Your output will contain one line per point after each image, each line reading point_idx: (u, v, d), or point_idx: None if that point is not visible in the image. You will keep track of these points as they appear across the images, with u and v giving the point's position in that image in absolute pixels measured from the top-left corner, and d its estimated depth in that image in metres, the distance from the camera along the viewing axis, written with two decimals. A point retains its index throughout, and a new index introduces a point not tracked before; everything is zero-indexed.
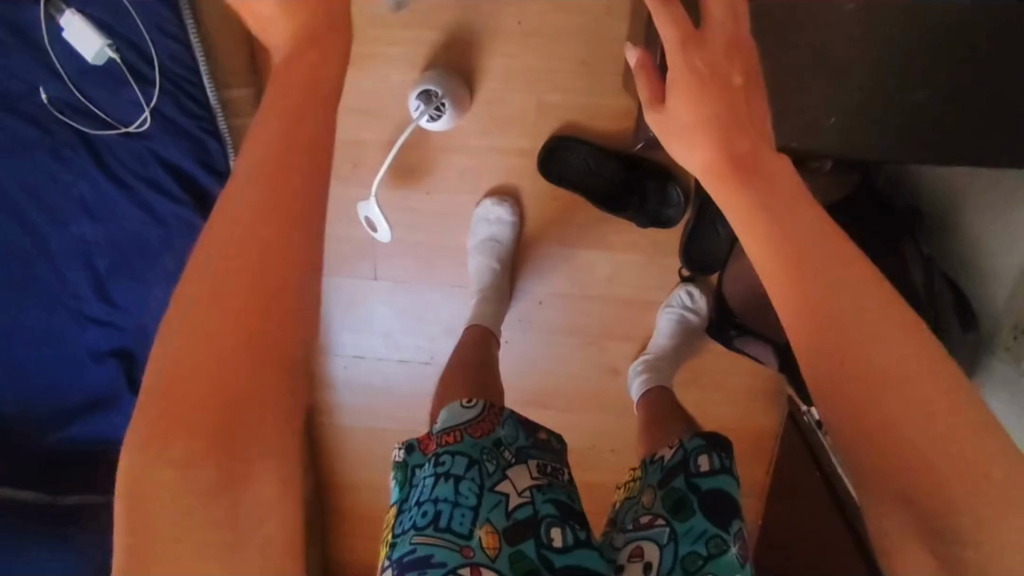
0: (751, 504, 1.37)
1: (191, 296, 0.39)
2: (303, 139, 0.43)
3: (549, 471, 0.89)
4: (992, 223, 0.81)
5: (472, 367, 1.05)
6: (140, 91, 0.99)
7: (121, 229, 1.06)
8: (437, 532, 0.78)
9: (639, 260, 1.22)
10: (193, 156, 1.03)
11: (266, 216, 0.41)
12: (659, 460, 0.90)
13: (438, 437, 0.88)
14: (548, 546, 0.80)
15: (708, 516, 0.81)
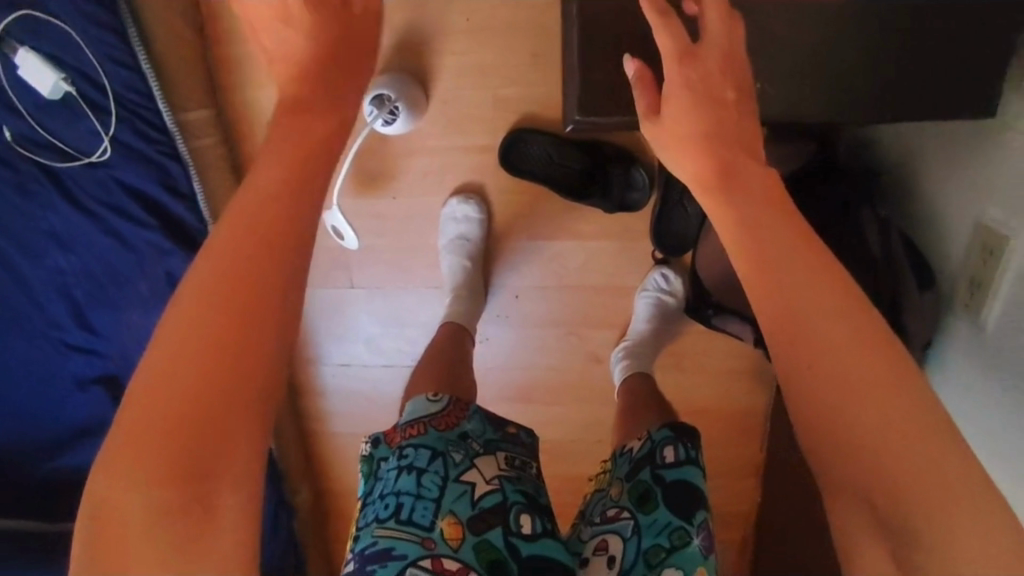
0: (746, 483, 1.37)
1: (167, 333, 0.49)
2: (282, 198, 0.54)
3: (517, 463, 0.92)
4: (946, 184, 0.81)
5: (448, 365, 1.06)
6: (98, 121, 0.99)
7: (94, 257, 1.08)
8: (399, 525, 0.82)
9: (611, 247, 1.22)
10: (156, 180, 1.04)
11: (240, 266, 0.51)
12: (629, 450, 0.92)
13: (404, 429, 0.91)
14: (515, 533, 0.84)
15: (672, 508, 0.83)
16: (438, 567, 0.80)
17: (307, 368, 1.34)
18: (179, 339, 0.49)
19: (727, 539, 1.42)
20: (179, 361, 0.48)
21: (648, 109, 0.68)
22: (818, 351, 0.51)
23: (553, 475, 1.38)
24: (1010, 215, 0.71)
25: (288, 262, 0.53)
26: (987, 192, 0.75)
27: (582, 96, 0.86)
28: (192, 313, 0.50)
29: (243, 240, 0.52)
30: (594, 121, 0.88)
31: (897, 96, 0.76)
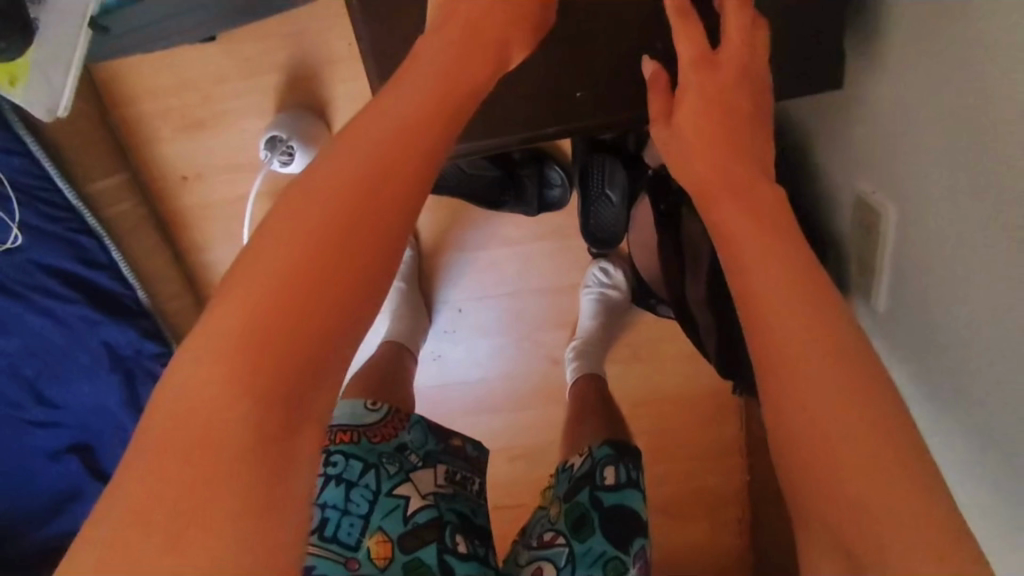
0: (733, 464, 1.29)
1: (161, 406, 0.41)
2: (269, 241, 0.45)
3: (456, 480, 0.92)
4: (831, 156, 0.78)
5: (378, 389, 1.02)
6: (2, 210, 0.99)
7: (36, 337, 1.07)
8: (322, 542, 0.82)
9: (544, 248, 1.20)
10: (72, 257, 1.05)
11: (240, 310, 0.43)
12: (570, 468, 0.95)
13: (335, 432, 0.90)
14: (451, 550, 0.84)
15: (607, 535, 0.86)
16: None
17: None
18: (223, 369, 0.41)
19: (725, 520, 1.29)
20: (188, 400, 0.40)
21: (661, 112, 0.65)
22: (775, 354, 0.46)
23: (536, 483, 1.33)
24: (878, 186, 0.70)
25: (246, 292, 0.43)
26: (857, 161, 0.73)
27: (485, 119, 0.80)
28: (240, 335, 0.41)
29: (300, 240, 0.44)
30: (469, 146, 0.83)
31: (819, 62, 0.69)
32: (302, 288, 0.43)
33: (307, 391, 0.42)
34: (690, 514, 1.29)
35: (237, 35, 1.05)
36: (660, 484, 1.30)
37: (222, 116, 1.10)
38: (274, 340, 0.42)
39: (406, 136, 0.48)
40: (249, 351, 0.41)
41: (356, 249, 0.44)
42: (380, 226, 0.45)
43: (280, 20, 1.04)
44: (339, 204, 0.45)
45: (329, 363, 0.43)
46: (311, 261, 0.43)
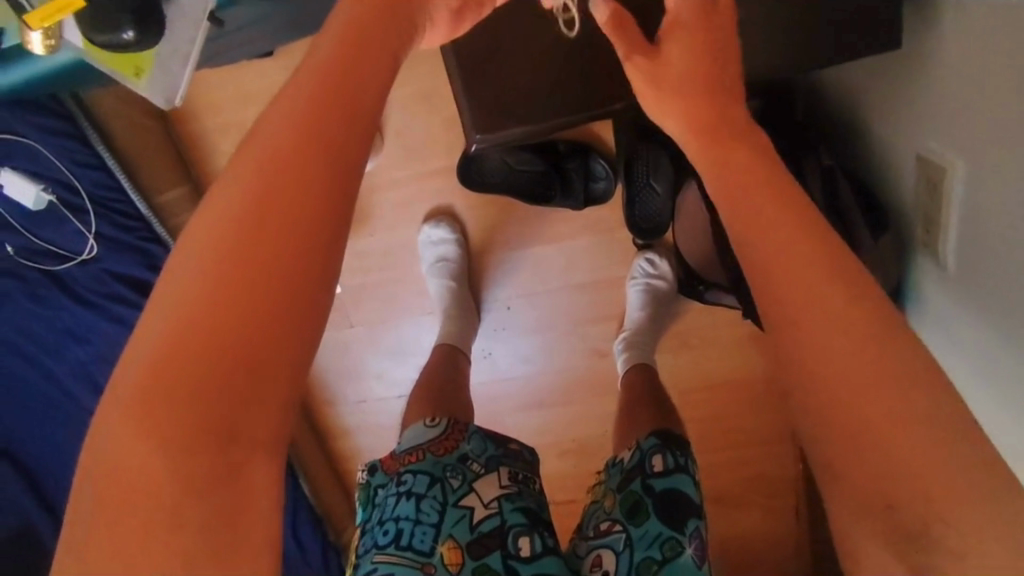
0: (777, 448, 1.33)
1: (169, 379, 0.38)
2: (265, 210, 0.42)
3: (520, 479, 0.94)
4: (886, 122, 0.80)
5: (436, 401, 1.04)
6: (80, 221, 1.07)
7: (110, 344, 1.12)
8: (398, 550, 0.84)
9: (593, 242, 1.23)
10: (142, 264, 1.11)
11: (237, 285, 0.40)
12: (619, 462, 0.95)
13: (403, 457, 0.94)
14: (515, 556, 0.87)
15: (663, 520, 0.86)
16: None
17: (329, 409, 1.37)
18: (135, 394, 0.38)
19: (778, 510, 1.35)
20: (115, 425, 0.38)
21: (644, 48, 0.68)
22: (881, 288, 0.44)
23: (589, 474, 1.35)
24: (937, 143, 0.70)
25: (265, 262, 0.41)
26: (921, 121, 0.73)
27: (548, 96, 0.82)
28: (155, 350, 0.39)
29: (216, 241, 0.41)
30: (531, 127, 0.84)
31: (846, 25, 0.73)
32: (215, 289, 0.40)
33: (252, 387, 0.40)
34: (744, 500, 1.34)
35: (292, 48, 1.11)
36: (715, 471, 1.34)
37: None
38: (191, 347, 0.39)
39: (345, 105, 0.46)
40: (166, 364, 0.39)
41: (279, 241, 0.41)
42: (307, 206, 0.42)
43: None
44: (248, 193, 0.42)
45: (271, 358, 0.40)
46: (231, 261, 0.41)
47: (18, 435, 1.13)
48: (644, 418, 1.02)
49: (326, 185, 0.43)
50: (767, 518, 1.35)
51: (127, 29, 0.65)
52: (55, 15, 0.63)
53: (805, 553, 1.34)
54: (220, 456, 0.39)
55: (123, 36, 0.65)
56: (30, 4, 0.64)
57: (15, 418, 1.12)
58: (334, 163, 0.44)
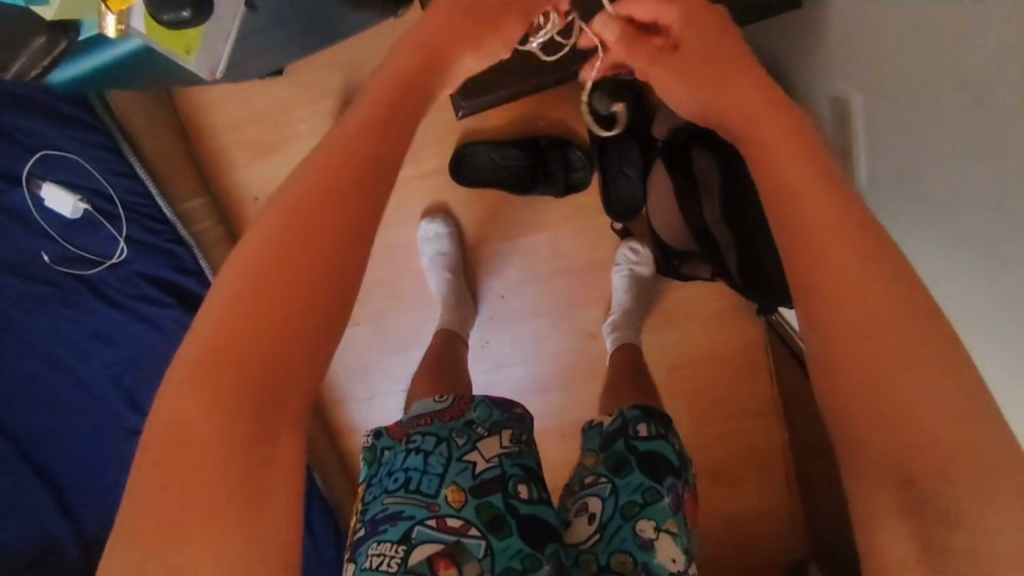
0: (766, 422, 1.38)
1: (215, 365, 0.47)
2: (296, 232, 0.50)
3: (521, 441, 0.89)
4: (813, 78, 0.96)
5: (439, 372, 1.13)
6: (113, 227, 1.20)
7: (136, 344, 1.22)
8: (408, 493, 0.80)
9: (575, 230, 1.35)
10: (169, 265, 1.23)
11: (267, 295, 0.49)
12: (598, 425, 0.92)
13: (410, 422, 0.89)
14: (515, 496, 0.82)
15: (645, 471, 0.85)
16: (443, 526, 0.78)
17: (338, 407, 1.45)
18: (187, 376, 0.47)
19: (771, 483, 1.39)
20: (172, 404, 0.47)
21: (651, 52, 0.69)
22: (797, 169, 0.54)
23: None
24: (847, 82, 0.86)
25: (293, 277, 0.49)
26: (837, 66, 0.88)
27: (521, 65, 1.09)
28: (202, 344, 0.48)
29: (256, 255, 0.50)
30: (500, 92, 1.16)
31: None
32: (251, 299, 0.49)
33: (277, 373, 0.48)
34: (738, 475, 1.39)
35: (299, 69, 1.25)
36: (710, 447, 1.40)
37: (290, 141, 1.28)
38: (237, 336, 0.48)
39: (369, 141, 0.55)
40: (218, 348, 0.48)
41: (303, 257, 0.50)
42: (331, 226, 0.51)
43: (334, 55, 1.24)
44: (285, 216, 0.51)
45: (296, 347, 0.49)
46: (265, 274, 0.49)
47: (51, 437, 1.21)
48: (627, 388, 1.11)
49: (343, 211, 0.51)
50: (761, 492, 1.39)
51: (187, 7, 0.63)
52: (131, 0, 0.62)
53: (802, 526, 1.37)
54: (252, 422, 0.47)
55: (182, 15, 0.63)
56: None
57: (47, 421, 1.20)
58: (354, 191, 0.52)
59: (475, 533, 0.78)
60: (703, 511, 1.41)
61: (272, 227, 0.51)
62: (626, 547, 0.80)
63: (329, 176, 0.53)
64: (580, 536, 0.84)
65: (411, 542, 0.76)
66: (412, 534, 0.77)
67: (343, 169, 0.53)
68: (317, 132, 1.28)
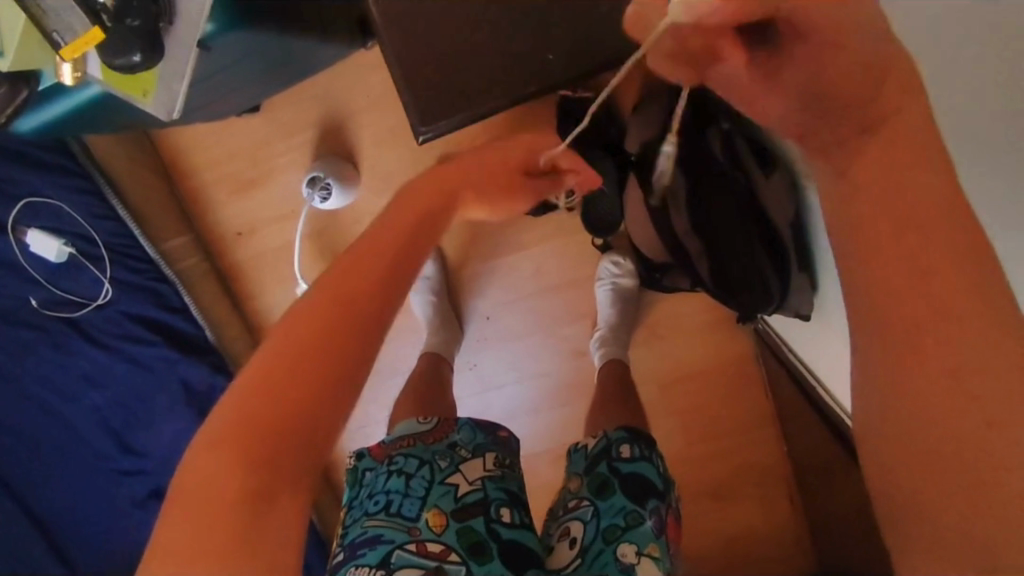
0: (765, 435, 1.33)
1: (234, 424, 0.55)
2: (320, 327, 0.60)
3: (505, 464, 0.89)
4: None
5: (423, 396, 1.13)
6: (98, 269, 1.21)
7: (123, 385, 1.23)
8: (388, 516, 0.79)
9: (558, 248, 1.36)
10: (154, 304, 1.24)
11: (287, 372, 0.58)
12: (583, 448, 0.92)
13: (393, 442, 0.88)
14: (497, 521, 0.81)
15: (628, 493, 0.83)
16: (424, 551, 0.76)
17: None
18: (213, 435, 0.55)
19: (773, 501, 1.32)
20: (195, 458, 0.55)
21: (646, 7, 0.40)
22: None
23: None
24: None
25: (310, 360, 0.58)
26: None
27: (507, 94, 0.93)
28: (229, 409, 0.56)
29: (271, 355, 0.59)
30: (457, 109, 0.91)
31: None
32: (272, 375, 0.58)
33: (285, 435, 0.56)
34: (738, 493, 1.33)
35: (276, 104, 1.28)
36: (706, 464, 1.35)
37: (269, 175, 1.30)
38: (251, 422, 0.55)
39: (381, 263, 0.67)
40: (234, 431, 0.55)
41: (321, 343, 0.59)
42: (339, 324, 0.61)
43: (310, 89, 1.27)
44: (297, 333, 0.60)
45: (300, 416, 0.57)
46: (287, 355, 0.59)
47: (39, 484, 1.21)
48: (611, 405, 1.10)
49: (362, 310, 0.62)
50: (763, 512, 1.32)
51: (137, 53, 0.67)
52: (84, 50, 0.66)
53: (810, 551, 1.29)
54: (256, 476, 0.54)
55: (133, 59, 0.68)
56: (62, 40, 0.66)
57: (37, 465, 1.21)
58: (368, 303, 0.63)
59: (456, 559, 0.76)
60: (698, 533, 1.34)
61: (300, 322, 0.61)
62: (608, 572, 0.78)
63: (364, 275, 0.66)
64: (562, 561, 0.82)
65: (389, 567, 0.74)
66: (391, 559, 0.75)
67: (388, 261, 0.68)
68: (295, 165, 1.29)
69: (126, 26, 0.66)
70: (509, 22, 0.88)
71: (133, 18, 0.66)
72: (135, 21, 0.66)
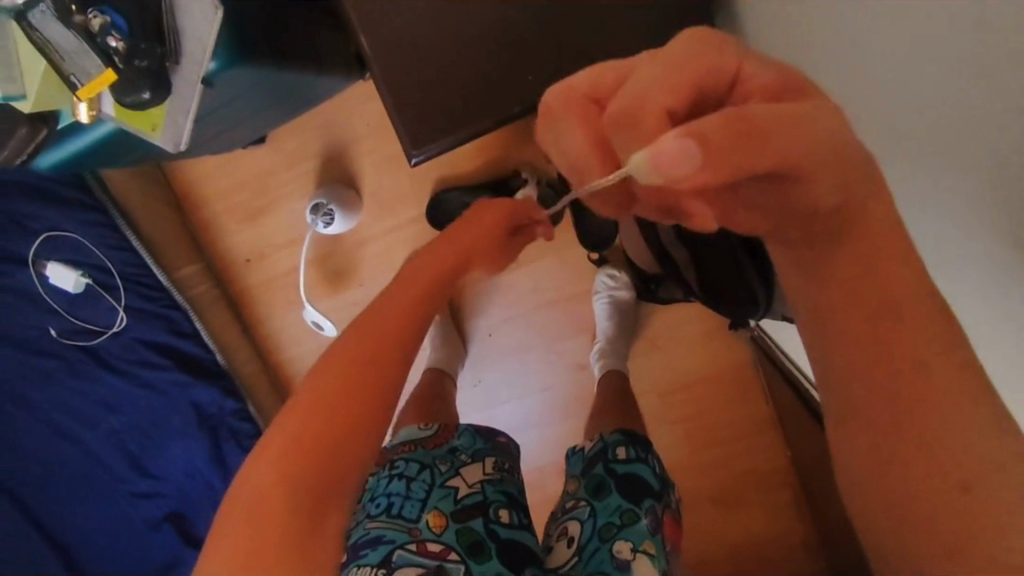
0: (767, 441, 1.33)
1: (292, 433, 0.58)
2: (373, 344, 0.65)
3: (504, 468, 0.92)
4: None
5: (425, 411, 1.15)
6: (113, 298, 1.26)
7: (139, 410, 1.27)
8: (390, 518, 0.82)
9: (556, 263, 1.38)
10: (167, 330, 1.29)
11: (343, 387, 0.61)
12: (580, 451, 0.95)
13: (395, 449, 0.92)
14: (496, 521, 0.84)
15: (624, 493, 0.86)
16: (423, 550, 0.79)
17: None
18: (279, 449, 0.57)
19: (778, 507, 1.32)
20: (259, 472, 0.57)
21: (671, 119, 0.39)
22: None
23: None
24: None
25: (368, 375, 0.62)
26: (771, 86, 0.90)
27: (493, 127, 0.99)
28: (291, 424, 0.59)
29: (331, 377, 0.62)
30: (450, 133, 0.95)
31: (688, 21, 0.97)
32: (331, 389, 0.61)
33: (341, 448, 0.58)
34: (742, 500, 1.33)
35: (280, 135, 1.34)
36: (710, 473, 1.35)
37: (275, 203, 1.36)
38: (318, 437, 0.58)
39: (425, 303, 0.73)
40: (304, 445, 0.57)
41: (374, 362, 0.64)
42: (392, 345, 0.66)
43: (313, 120, 1.32)
44: (351, 352, 0.64)
45: (359, 429, 0.59)
46: (344, 372, 0.62)
47: (59, 509, 1.25)
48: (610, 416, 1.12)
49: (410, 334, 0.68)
50: (768, 519, 1.32)
51: (145, 90, 0.74)
52: (99, 89, 0.73)
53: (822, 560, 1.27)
54: (318, 487, 0.56)
55: (142, 96, 0.75)
56: (79, 82, 0.72)
57: (56, 491, 1.25)
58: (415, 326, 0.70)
59: (456, 557, 0.79)
60: (705, 541, 1.34)
61: (360, 339, 0.65)
62: (603, 568, 0.80)
63: (412, 295, 0.73)
64: (560, 560, 0.85)
65: (390, 565, 0.77)
66: (392, 558, 0.78)
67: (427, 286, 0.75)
68: (300, 193, 1.35)
69: (135, 66, 0.72)
70: (487, 53, 0.94)
71: (138, 59, 0.72)
72: (143, 62, 0.72)
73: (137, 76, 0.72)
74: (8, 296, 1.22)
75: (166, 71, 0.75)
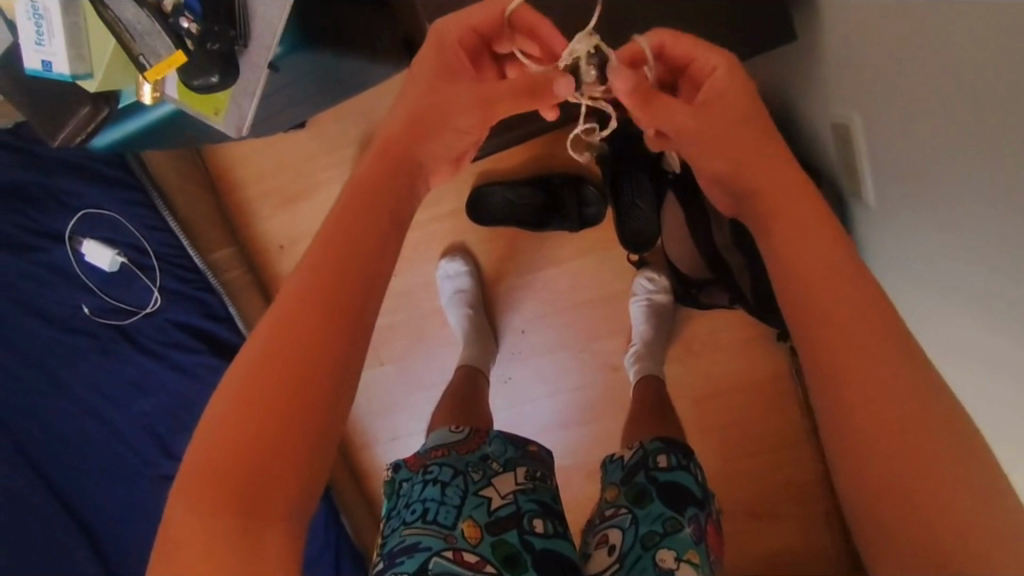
0: (804, 451, 1.33)
1: (218, 431, 0.45)
2: (322, 304, 0.48)
3: (536, 477, 0.89)
4: (806, 102, 0.98)
5: (460, 407, 1.13)
6: (148, 278, 1.26)
7: (167, 392, 1.26)
8: (424, 524, 0.79)
9: (593, 262, 1.36)
10: (199, 312, 1.28)
11: (282, 364, 0.46)
12: (619, 459, 0.93)
13: (427, 453, 0.90)
14: (530, 532, 0.82)
15: (666, 501, 0.84)
16: (460, 560, 0.77)
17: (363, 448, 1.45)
18: (207, 453, 0.45)
19: (809, 520, 1.33)
20: (187, 491, 0.45)
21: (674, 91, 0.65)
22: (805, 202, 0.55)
23: None
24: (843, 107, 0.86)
25: (319, 346, 0.47)
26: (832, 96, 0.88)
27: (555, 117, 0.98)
28: (219, 418, 0.46)
29: (248, 369, 0.46)
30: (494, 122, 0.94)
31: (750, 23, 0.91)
32: (268, 371, 0.46)
33: (279, 449, 0.45)
34: (776, 514, 1.34)
35: (320, 124, 1.32)
36: (742, 484, 1.35)
37: (313, 191, 1.34)
38: (229, 456, 0.45)
39: (360, 258, 0.50)
40: (214, 466, 0.45)
41: (322, 332, 0.47)
42: (348, 305, 0.49)
43: (354, 108, 1.30)
44: (287, 317, 0.48)
45: (303, 423, 0.46)
46: (281, 345, 0.47)
47: (85, 488, 1.24)
48: (650, 423, 1.10)
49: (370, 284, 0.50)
50: (800, 531, 1.34)
51: (213, 74, 0.72)
52: (167, 71, 0.73)
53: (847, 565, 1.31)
54: (254, 507, 0.44)
55: (209, 80, 0.73)
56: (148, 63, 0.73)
57: (84, 470, 1.24)
58: (374, 272, 0.51)
59: (491, 570, 0.77)
60: (740, 552, 1.36)
61: (299, 301, 0.48)
62: None
63: (371, 225, 0.52)
64: (599, 567, 0.83)
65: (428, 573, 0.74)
66: (429, 566, 0.75)
67: (387, 219, 0.53)
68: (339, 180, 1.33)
69: (206, 50, 0.71)
70: None
71: (210, 42, 0.71)
72: (215, 46, 0.71)
73: (210, 61, 0.71)
74: (42, 271, 1.21)
75: (235, 56, 0.74)
